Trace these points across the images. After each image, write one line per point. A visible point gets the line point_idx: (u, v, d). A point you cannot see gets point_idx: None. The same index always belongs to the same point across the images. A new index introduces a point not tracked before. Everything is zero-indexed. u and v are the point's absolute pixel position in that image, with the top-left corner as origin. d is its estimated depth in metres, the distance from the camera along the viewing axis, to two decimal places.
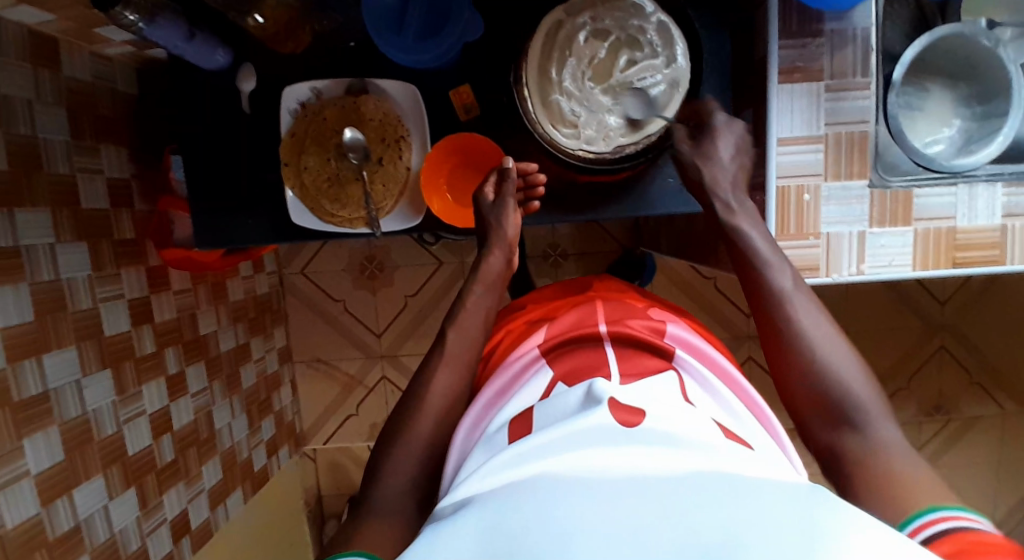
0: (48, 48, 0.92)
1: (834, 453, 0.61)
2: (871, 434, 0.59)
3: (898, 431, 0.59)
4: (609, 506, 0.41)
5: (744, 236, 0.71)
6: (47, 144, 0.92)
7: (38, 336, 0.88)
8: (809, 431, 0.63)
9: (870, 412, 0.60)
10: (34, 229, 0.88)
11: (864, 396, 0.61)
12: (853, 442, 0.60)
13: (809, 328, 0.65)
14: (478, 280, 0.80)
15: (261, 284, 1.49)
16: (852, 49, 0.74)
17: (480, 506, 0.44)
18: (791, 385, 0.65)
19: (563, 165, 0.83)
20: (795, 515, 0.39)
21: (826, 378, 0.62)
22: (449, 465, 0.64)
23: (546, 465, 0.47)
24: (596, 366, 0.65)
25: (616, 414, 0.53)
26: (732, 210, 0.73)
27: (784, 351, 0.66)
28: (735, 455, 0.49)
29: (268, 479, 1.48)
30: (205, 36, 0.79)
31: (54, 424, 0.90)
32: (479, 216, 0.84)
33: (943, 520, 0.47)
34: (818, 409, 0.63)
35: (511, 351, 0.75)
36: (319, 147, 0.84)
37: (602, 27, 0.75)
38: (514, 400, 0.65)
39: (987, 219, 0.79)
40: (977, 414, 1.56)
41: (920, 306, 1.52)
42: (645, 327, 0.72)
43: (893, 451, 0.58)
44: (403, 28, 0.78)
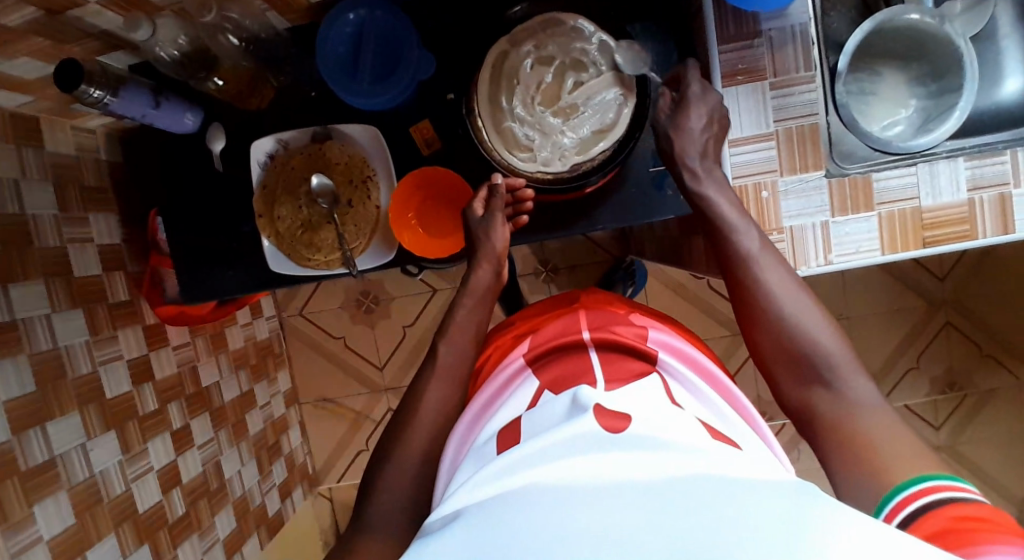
0: (30, 128, 0.96)
1: (806, 412, 0.65)
2: (842, 390, 0.63)
3: (863, 384, 0.63)
4: (595, 513, 0.41)
5: (713, 199, 0.72)
6: (36, 219, 0.96)
7: (41, 404, 0.91)
8: (781, 387, 0.67)
9: (838, 366, 0.64)
10: (29, 301, 0.92)
11: (831, 350, 0.65)
12: (825, 400, 0.64)
13: (780, 292, 0.67)
14: (469, 291, 0.81)
15: (260, 330, 1.52)
16: (793, 46, 0.76)
17: (470, 519, 0.44)
18: (763, 343, 0.68)
19: (546, 193, 0.83)
20: (782, 516, 0.39)
21: (798, 339, 0.66)
22: (440, 476, 0.66)
23: (535, 473, 0.47)
24: (581, 373, 0.64)
25: (600, 420, 0.52)
26: (699, 177, 0.73)
27: (755, 308, 0.68)
28: (724, 455, 0.48)
29: (283, 522, 1.49)
30: (171, 101, 0.82)
31: (63, 489, 0.92)
32: (469, 231, 0.83)
33: (933, 492, 0.50)
34: (791, 364, 0.66)
35: (496, 369, 0.74)
36: (290, 196, 0.86)
37: (546, 53, 0.79)
38: (502, 410, 0.65)
39: (952, 195, 0.78)
40: (991, 388, 1.53)
41: (919, 284, 1.51)
42: (633, 333, 0.71)
43: (860, 403, 0.62)
44: (358, 73, 0.81)
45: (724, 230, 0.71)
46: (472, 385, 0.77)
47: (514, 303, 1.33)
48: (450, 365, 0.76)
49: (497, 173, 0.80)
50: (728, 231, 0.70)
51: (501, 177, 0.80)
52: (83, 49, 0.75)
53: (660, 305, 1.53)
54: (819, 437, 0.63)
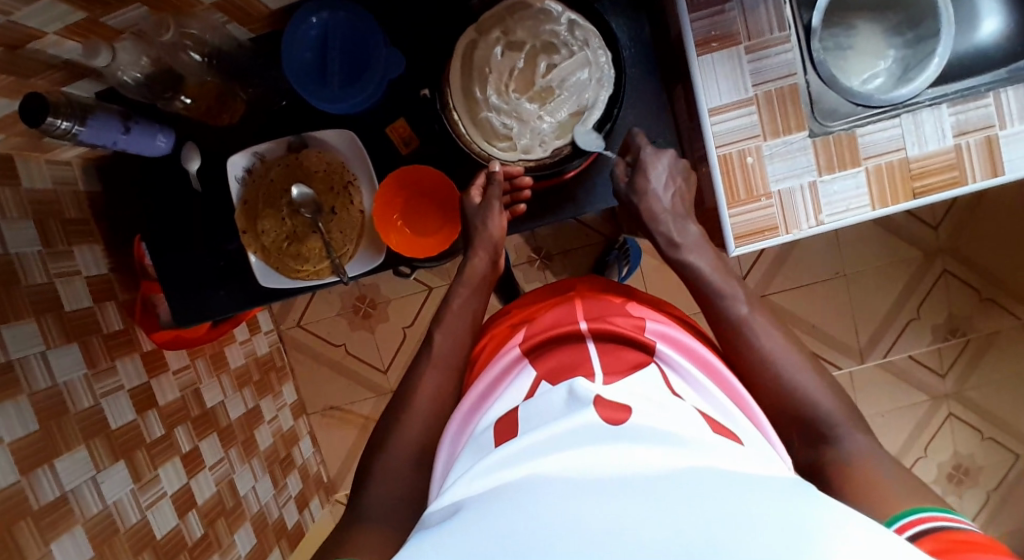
0: (4, 166, 0.94)
1: (815, 469, 0.62)
2: (846, 444, 0.62)
3: (867, 440, 0.62)
4: (596, 505, 0.40)
5: (697, 265, 0.76)
6: (20, 258, 0.94)
7: (46, 442, 0.90)
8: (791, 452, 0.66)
9: (840, 423, 0.64)
10: (23, 341, 0.91)
11: (830, 409, 0.65)
12: (832, 455, 0.62)
13: (774, 353, 0.69)
14: (464, 282, 0.81)
15: (260, 345, 1.52)
16: (765, 6, 0.74)
17: (469, 511, 0.44)
18: (763, 407, 0.68)
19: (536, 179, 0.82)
20: (784, 512, 0.39)
21: (796, 399, 0.66)
22: (434, 481, 0.64)
23: (535, 465, 0.47)
24: (578, 364, 0.64)
25: (601, 413, 0.52)
26: (675, 244, 0.78)
27: (751, 373, 0.69)
28: (723, 450, 0.48)
29: (304, 533, 1.50)
30: (141, 125, 0.81)
31: (78, 524, 0.92)
32: (464, 218, 0.83)
33: (926, 520, 0.49)
34: (793, 426, 0.66)
35: (495, 356, 0.73)
36: (272, 209, 0.85)
37: (516, 39, 0.78)
38: (499, 401, 0.65)
39: (938, 142, 0.78)
40: (993, 330, 1.54)
41: (913, 234, 1.50)
42: (628, 324, 0.71)
43: (866, 455, 0.60)
44: (327, 77, 0.79)
45: (712, 296, 0.74)
46: (467, 378, 0.77)
47: (511, 293, 1.32)
48: (449, 363, 0.75)
49: (495, 161, 0.79)
50: (717, 297, 0.74)
51: (500, 166, 0.79)
52: (46, 81, 0.73)
53: (657, 280, 1.53)
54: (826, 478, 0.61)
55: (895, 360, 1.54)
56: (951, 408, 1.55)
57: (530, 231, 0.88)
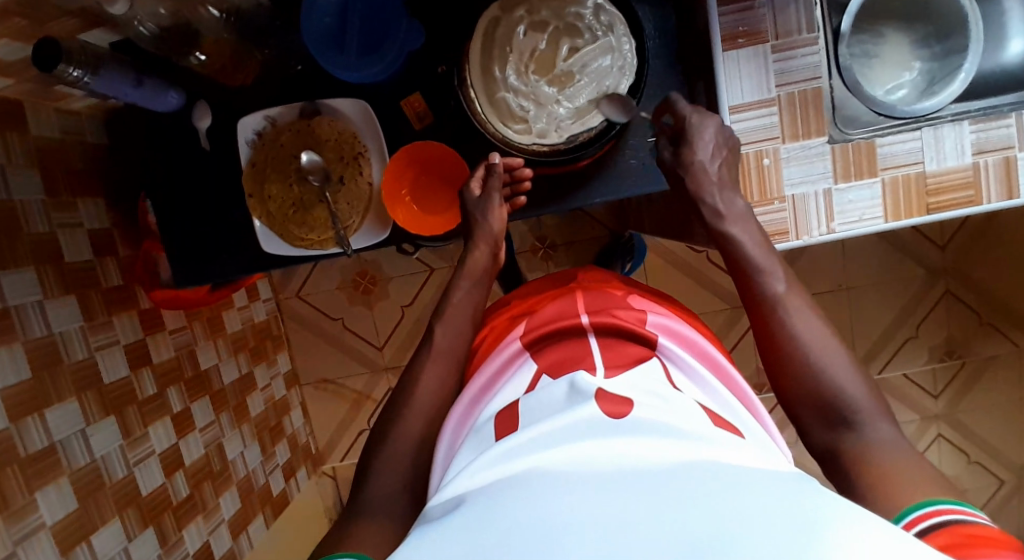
0: (13, 111, 0.93)
1: (832, 455, 0.62)
2: (868, 435, 0.60)
3: (891, 431, 0.60)
4: (599, 499, 0.40)
5: (737, 236, 0.72)
6: (23, 205, 0.94)
7: (37, 391, 0.90)
8: (808, 436, 0.64)
9: (866, 413, 0.61)
10: (21, 288, 0.90)
11: (858, 397, 0.62)
12: (850, 441, 0.60)
13: (806, 335, 0.65)
14: (464, 274, 0.80)
15: (257, 312, 1.51)
16: (795, 6, 0.73)
17: (471, 507, 0.43)
18: (787, 388, 0.65)
19: (543, 164, 0.82)
20: (789, 507, 0.38)
21: (824, 384, 0.63)
22: (434, 472, 0.64)
23: (537, 460, 0.46)
24: (580, 357, 0.64)
25: (602, 406, 0.52)
26: (720, 214, 0.72)
27: (780, 353, 0.66)
28: (724, 446, 0.48)
29: (288, 501, 1.50)
30: (153, 80, 0.80)
31: (64, 475, 0.92)
32: (464, 210, 0.83)
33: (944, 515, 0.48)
34: (814, 412, 0.64)
35: (495, 350, 0.73)
36: (280, 174, 0.84)
37: (540, 18, 0.76)
38: (500, 394, 0.64)
39: (957, 159, 0.77)
40: (991, 355, 1.53)
41: (920, 253, 1.49)
42: (631, 316, 0.70)
43: (885, 448, 0.58)
44: (345, 46, 0.78)
45: (750, 270, 0.70)
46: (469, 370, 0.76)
47: (512, 280, 1.31)
48: (447, 344, 0.75)
49: (496, 153, 0.79)
50: (755, 271, 0.70)
51: (500, 158, 0.79)
52: (61, 27, 0.72)
53: (659, 278, 1.52)
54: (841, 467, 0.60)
55: (889, 377, 1.54)
56: (941, 430, 1.55)
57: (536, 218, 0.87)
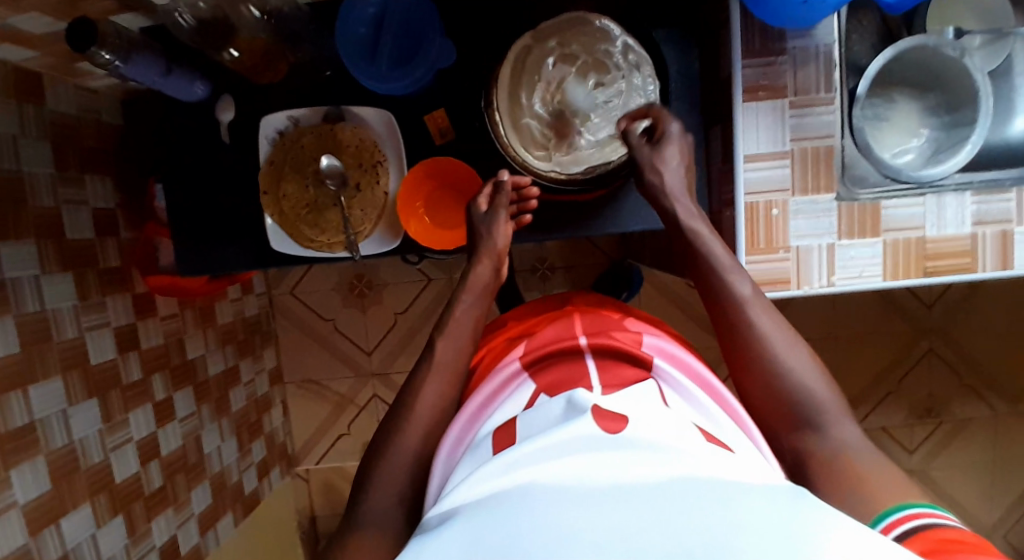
0: (31, 82, 0.93)
1: (797, 456, 0.62)
2: (831, 435, 0.61)
3: (857, 434, 0.62)
4: (597, 513, 0.41)
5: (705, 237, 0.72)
6: (30, 176, 0.93)
7: (24, 367, 0.89)
8: (771, 436, 0.65)
9: (829, 412, 0.62)
10: (19, 260, 0.89)
11: (821, 396, 0.63)
12: (813, 444, 0.61)
13: (770, 336, 0.66)
14: (468, 288, 0.79)
15: (250, 306, 1.50)
16: (815, 65, 0.76)
17: (468, 516, 0.44)
18: (750, 387, 0.66)
19: (553, 190, 0.83)
20: (778, 521, 0.39)
21: (790, 385, 0.64)
22: (433, 479, 0.63)
23: (533, 473, 0.47)
24: (576, 378, 0.64)
25: (600, 422, 0.53)
26: (692, 213, 0.73)
27: (746, 354, 0.67)
28: (707, 456, 0.49)
29: (259, 501, 1.48)
30: (182, 70, 0.80)
31: (41, 455, 0.90)
32: (469, 227, 0.82)
33: (913, 519, 0.49)
34: (779, 412, 0.64)
35: (492, 369, 0.73)
36: (298, 174, 0.85)
37: (569, 51, 0.79)
38: (499, 411, 0.64)
39: (956, 227, 0.80)
40: (966, 417, 1.56)
41: (906, 310, 1.53)
42: (628, 338, 0.71)
43: (851, 447, 0.60)
44: (377, 55, 0.80)
45: (712, 266, 0.71)
46: (466, 387, 0.76)
47: (508, 300, 1.32)
48: (448, 357, 0.75)
49: (505, 170, 0.80)
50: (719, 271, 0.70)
51: (508, 175, 0.80)
52: (96, 7, 0.73)
53: (652, 311, 1.53)
54: (802, 474, 0.61)
55: (867, 429, 1.56)
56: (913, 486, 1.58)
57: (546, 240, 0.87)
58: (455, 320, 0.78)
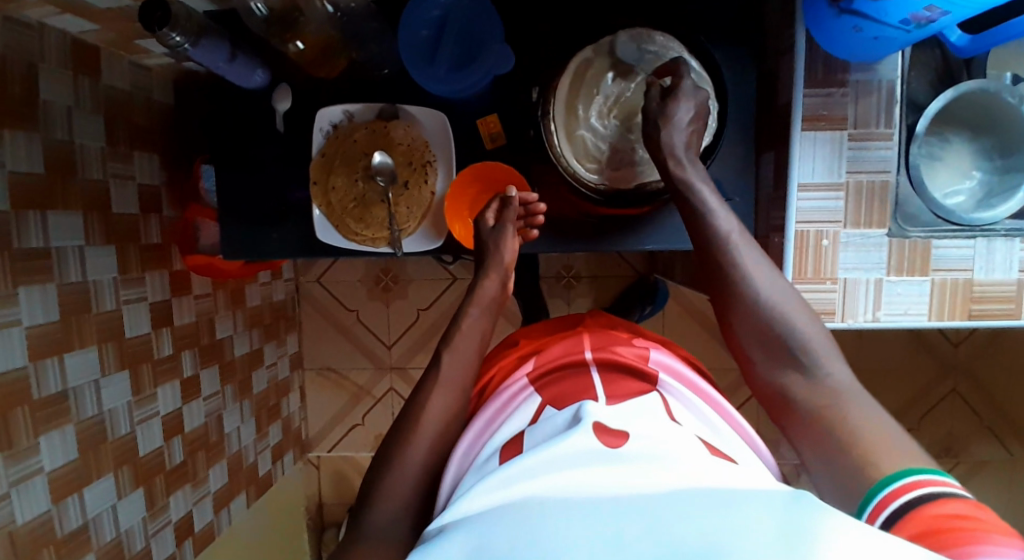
0: (89, 56, 0.95)
1: (783, 399, 0.62)
2: (819, 375, 0.61)
3: (845, 373, 0.61)
4: (592, 525, 0.41)
5: (696, 185, 0.72)
6: (82, 148, 0.94)
7: (62, 335, 0.90)
8: (757, 377, 0.65)
9: (816, 353, 0.62)
10: (65, 230, 0.91)
11: (808, 336, 0.63)
12: (799, 386, 0.62)
13: (756, 279, 0.66)
14: (472, 305, 0.79)
15: (277, 290, 1.51)
16: (877, 99, 0.76)
17: (471, 530, 0.44)
18: (737, 328, 0.66)
19: (580, 196, 0.83)
20: (773, 525, 0.39)
21: (777, 326, 0.64)
22: (444, 486, 0.63)
23: (534, 485, 0.48)
24: (583, 390, 0.64)
25: (600, 438, 0.53)
26: (684, 165, 0.72)
27: (731, 297, 0.67)
28: (704, 465, 0.49)
29: (271, 484, 1.49)
30: (246, 57, 0.81)
31: (71, 423, 0.92)
32: (478, 240, 0.84)
33: (916, 487, 0.48)
34: (765, 355, 0.64)
35: (500, 386, 0.73)
36: (347, 168, 0.85)
37: (630, 67, 0.79)
38: (503, 427, 0.64)
39: (1004, 272, 0.79)
40: (985, 459, 1.54)
41: (932, 348, 1.51)
42: (632, 353, 0.71)
43: (838, 388, 0.60)
44: (436, 59, 0.82)
45: (701, 212, 0.70)
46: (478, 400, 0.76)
47: (535, 306, 1.32)
48: (474, 359, 0.75)
49: (512, 187, 0.82)
50: (706, 217, 0.70)
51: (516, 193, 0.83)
52: None
53: (675, 327, 1.53)
54: (790, 415, 0.61)
55: None
56: None
57: (567, 252, 0.87)
58: (485, 324, 0.79)
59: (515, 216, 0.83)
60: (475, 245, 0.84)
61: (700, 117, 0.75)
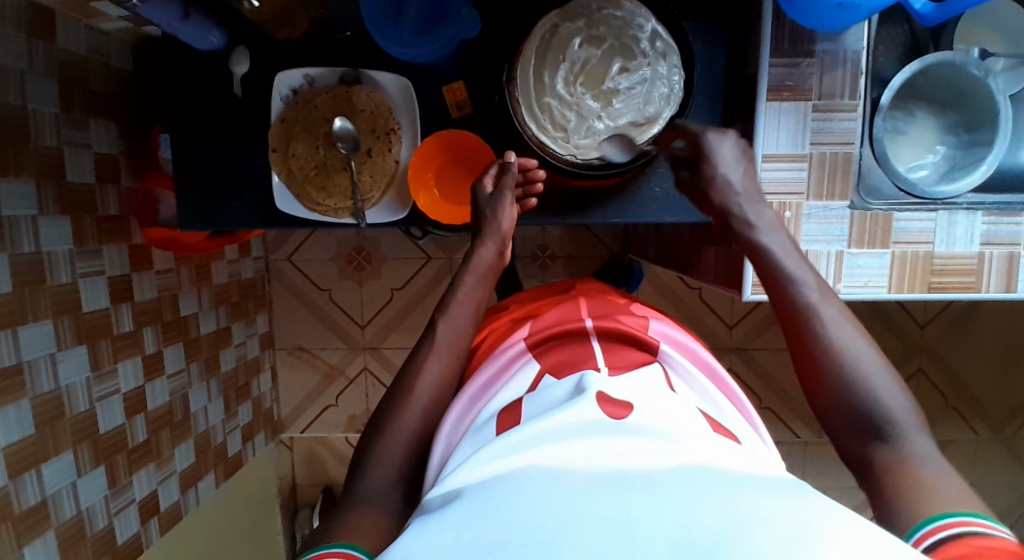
0: (42, 18, 0.91)
1: (863, 466, 0.59)
2: (902, 445, 0.57)
3: (929, 446, 0.57)
4: (599, 498, 0.40)
5: (767, 245, 0.71)
6: (35, 114, 0.91)
7: (15, 307, 0.87)
8: (837, 443, 0.62)
9: (901, 422, 0.58)
10: (17, 199, 0.87)
11: (893, 405, 0.59)
12: (881, 453, 0.57)
13: (838, 343, 0.63)
14: (469, 271, 0.79)
15: (246, 269, 1.49)
16: (842, 71, 0.76)
17: (471, 498, 0.43)
18: (815, 394, 0.63)
19: (558, 172, 0.83)
20: (780, 511, 0.39)
21: (857, 393, 0.60)
22: (435, 453, 0.63)
23: (534, 456, 0.47)
24: (581, 360, 0.63)
25: (603, 407, 0.52)
26: (751, 222, 0.72)
27: (808, 362, 0.64)
28: (711, 445, 0.49)
29: (241, 464, 1.48)
30: (200, 16, 0.79)
31: (26, 398, 0.89)
32: (476, 209, 0.83)
33: (958, 525, 0.46)
34: (844, 420, 0.61)
35: (496, 348, 0.72)
36: (309, 135, 0.84)
37: (597, 34, 0.78)
38: (500, 392, 0.63)
39: (965, 245, 0.80)
40: (950, 438, 1.58)
41: (901, 329, 1.53)
42: (635, 323, 0.71)
43: (923, 459, 0.56)
44: (400, 23, 0.80)
45: (782, 274, 0.68)
46: (466, 369, 0.75)
47: (508, 283, 1.31)
48: (463, 329, 0.75)
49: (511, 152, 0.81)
50: (786, 280, 0.68)
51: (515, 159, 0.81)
52: None
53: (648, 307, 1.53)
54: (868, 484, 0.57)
55: None
56: None
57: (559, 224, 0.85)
58: (484, 291, 0.78)
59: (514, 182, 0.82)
60: (473, 213, 0.83)
61: (749, 155, 0.76)
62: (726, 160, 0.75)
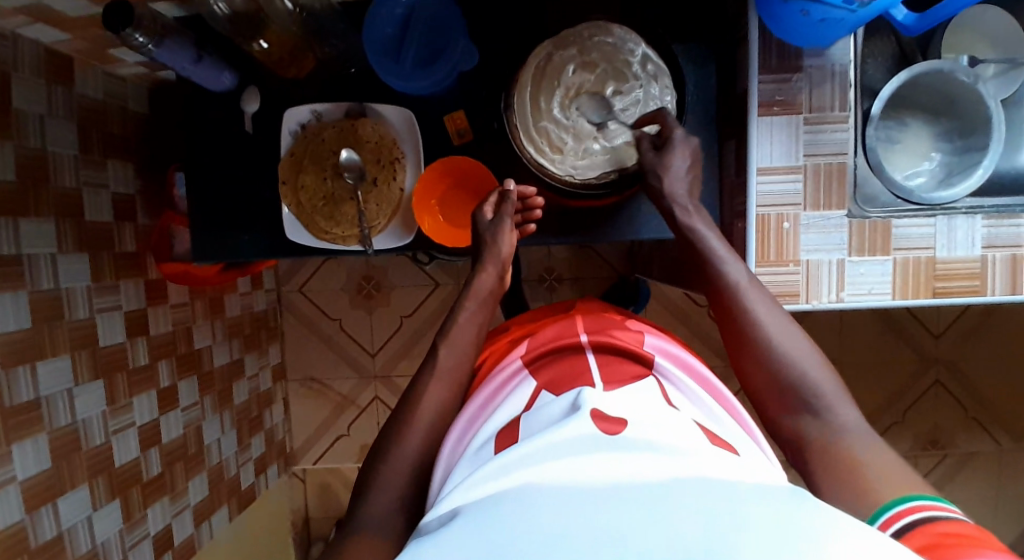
0: (63, 66, 0.96)
1: (796, 440, 0.63)
2: (830, 419, 0.61)
3: (854, 417, 0.62)
4: (595, 513, 0.40)
5: (698, 230, 0.75)
6: (55, 156, 0.95)
7: (35, 342, 0.89)
8: (769, 418, 0.66)
9: (826, 397, 0.62)
10: (37, 238, 0.91)
11: (818, 380, 0.63)
12: (812, 428, 0.61)
13: (765, 321, 0.67)
14: (469, 297, 0.80)
15: (258, 301, 1.51)
16: (830, 85, 0.78)
17: (468, 517, 0.43)
18: (749, 371, 0.68)
19: (557, 192, 0.85)
20: (776, 518, 0.39)
21: (785, 369, 0.64)
22: (438, 469, 0.63)
23: (532, 473, 0.47)
24: (577, 375, 0.64)
25: (599, 424, 0.52)
26: (690, 212, 0.76)
27: (741, 340, 0.68)
28: (711, 458, 0.48)
29: (254, 497, 1.47)
30: (212, 59, 0.82)
31: (44, 432, 0.91)
32: (476, 233, 0.85)
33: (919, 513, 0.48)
34: (775, 396, 0.65)
35: (495, 368, 0.73)
36: (316, 166, 0.86)
37: (590, 60, 0.81)
38: (500, 409, 0.64)
39: (966, 249, 0.80)
40: (973, 450, 1.55)
41: (914, 340, 1.52)
42: (629, 337, 0.72)
43: (847, 432, 0.60)
44: (401, 56, 0.82)
45: (710, 258, 0.73)
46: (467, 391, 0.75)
47: (515, 306, 1.32)
48: (468, 349, 0.76)
49: (511, 181, 0.83)
50: (715, 262, 0.72)
51: (514, 186, 0.83)
52: None
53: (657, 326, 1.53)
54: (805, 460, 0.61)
55: None
56: None
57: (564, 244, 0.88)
58: (484, 316, 0.79)
59: (514, 210, 0.84)
60: (475, 238, 0.85)
61: (695, 164, 0.79)
62: (673, 167, 0.77)
